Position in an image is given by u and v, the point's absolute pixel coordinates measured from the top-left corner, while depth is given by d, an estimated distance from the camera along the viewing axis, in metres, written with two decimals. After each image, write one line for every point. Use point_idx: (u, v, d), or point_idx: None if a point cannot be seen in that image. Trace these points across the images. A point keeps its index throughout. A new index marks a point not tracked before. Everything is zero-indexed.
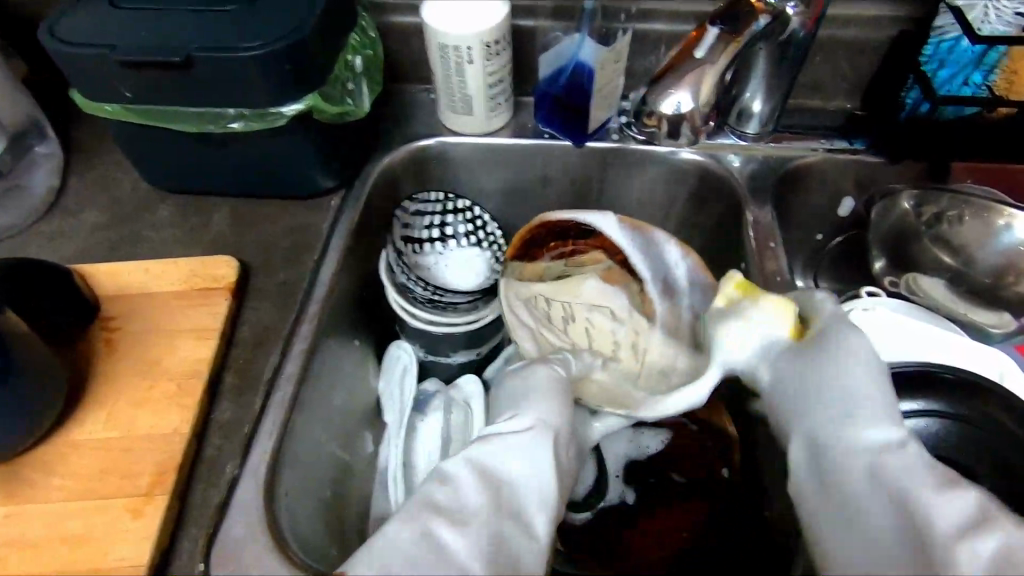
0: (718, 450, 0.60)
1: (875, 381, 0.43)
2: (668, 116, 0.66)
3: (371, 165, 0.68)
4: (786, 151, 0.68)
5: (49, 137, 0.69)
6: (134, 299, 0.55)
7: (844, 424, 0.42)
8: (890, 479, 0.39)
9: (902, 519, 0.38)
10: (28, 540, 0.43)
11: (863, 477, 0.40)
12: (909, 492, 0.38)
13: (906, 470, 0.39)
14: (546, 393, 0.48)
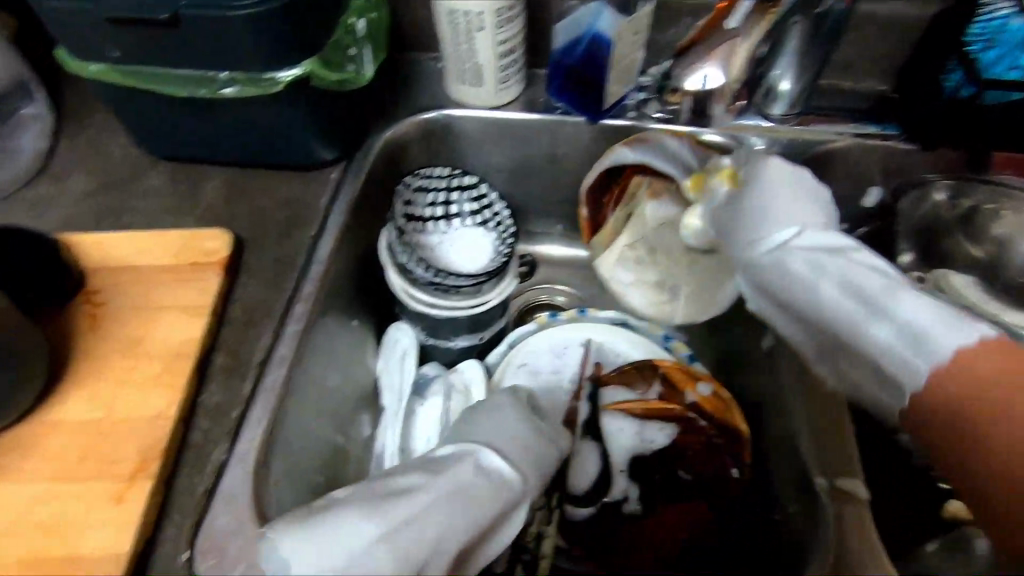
0: (730, 449, 0.57)
1: (786, 230, 0.47)
2: (694, 91, 0.64)
3: (373, 136, 0.65)
4: (812, 135, 0.64)
5: (36, 98, 0.65)
6: (120, 272, 0.53)
7: (777, 272, 0.47)
8: (829, 300, 0.46)
9: (878, 342, 0.43)
10: (4, 524, 0.41)
11: (806, 308, 0.47)
12: (851, 311, 0.45)
13: (845, 292, 0.45)
14: (492, 426, 0.46)
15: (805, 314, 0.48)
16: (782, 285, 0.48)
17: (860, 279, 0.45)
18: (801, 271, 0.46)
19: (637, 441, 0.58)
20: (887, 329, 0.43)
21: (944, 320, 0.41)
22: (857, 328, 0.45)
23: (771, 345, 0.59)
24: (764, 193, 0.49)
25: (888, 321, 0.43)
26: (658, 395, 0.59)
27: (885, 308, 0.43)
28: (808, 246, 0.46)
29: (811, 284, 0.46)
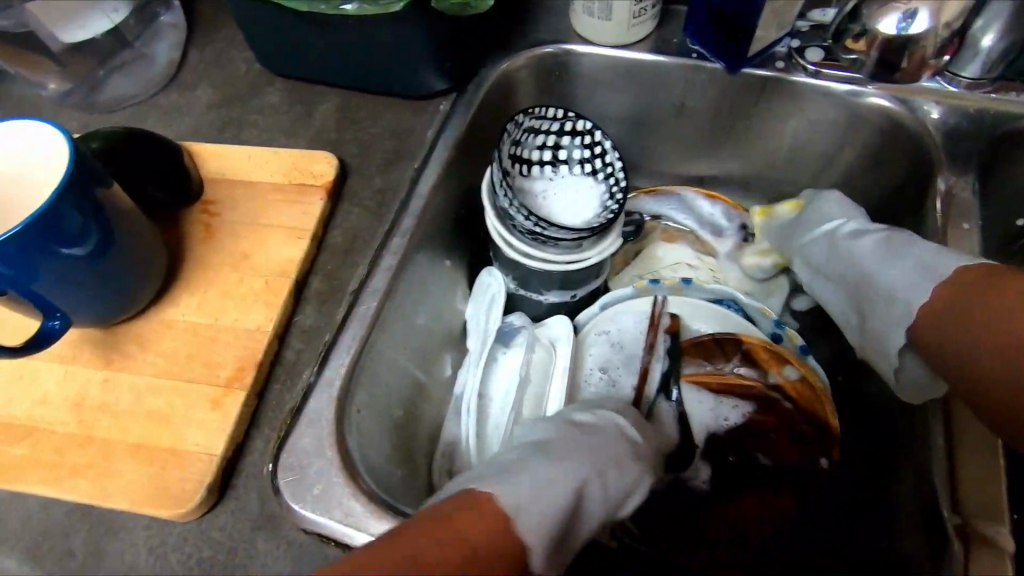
0: (817, 440, 0.53)
1: (834, 222, 0.55)
2: (886, 37, 0.51)
3: (487, 68, 0.61)
4: (1008, 106, 0.53)
5: (174, 7, 0.67)
6: (234, 185, 0.54)
7: (840, 256, 0.53)
8: (880, 267, 0.50)
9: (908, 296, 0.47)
10: (119, 408, 0.44)
11: (867, 293, 0.51)
12: (896, 273, 0.48)
13: (885, 259, 0.49)
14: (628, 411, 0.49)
15: (860, 294, 0.52)
16: (847, 270, 0.53)
17: (895, 252, 0.49)
18: (852, 247, 0.52)
19: (711, 417, 0.55)
20: (913, 275, 0.47)
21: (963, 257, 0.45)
22: (900, 292, 0.48)
23: None
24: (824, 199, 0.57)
25: (914, 270, 0.47)
26: (734, 371, 0.56)
27: (912, 256, 0.47)
28: (854, 235, 0.53)
29: (858, 264, 0.52)
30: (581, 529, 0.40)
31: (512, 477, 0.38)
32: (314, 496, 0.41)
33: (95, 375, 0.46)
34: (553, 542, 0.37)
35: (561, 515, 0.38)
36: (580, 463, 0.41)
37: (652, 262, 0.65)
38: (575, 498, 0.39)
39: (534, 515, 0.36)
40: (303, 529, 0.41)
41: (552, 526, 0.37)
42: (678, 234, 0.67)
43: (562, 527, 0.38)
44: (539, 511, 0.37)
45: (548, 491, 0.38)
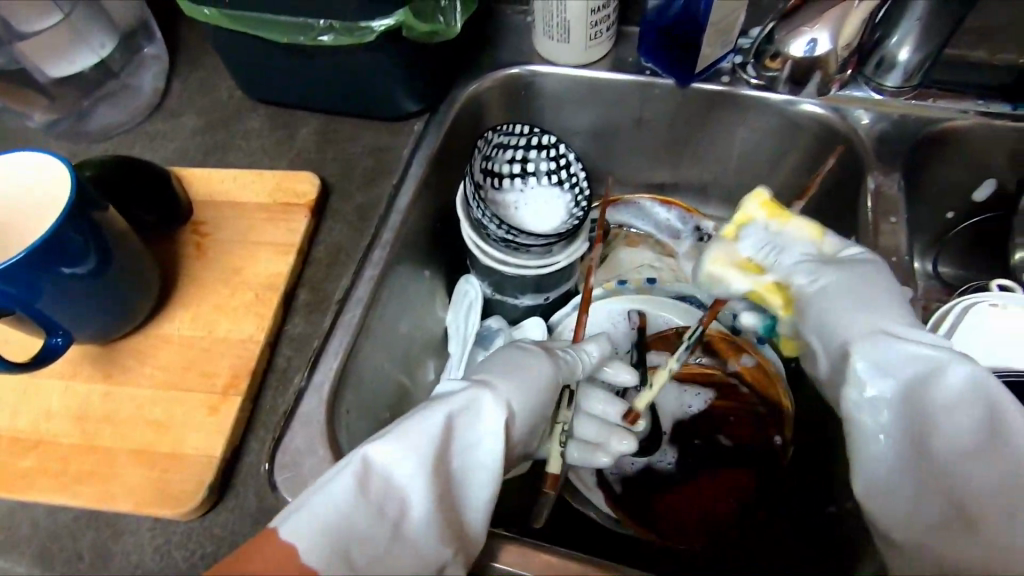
0: (771, 418, 0.57)
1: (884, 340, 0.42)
2: (796, 58, 0.58)
3: (457, 90, 0.65)
4: (928, 111, 0.59)
5: (156, 39, 0.71)
6: (221, 206, 0.57)
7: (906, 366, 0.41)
8: (938, 416, 0.41)
9: (957, 458, 0.41)
10: (120, 417, 0.47)
11: (925, 412, 0.41)
12: (958, 430, 0.41)
13: (971, 408, 0.41)
14: (533, 377, 0.45)
15: (902, 436, 0.42)
16: (899, 387, 0.41)
17: (966, 393, 0.41)
18: (919, 372, 0.41)
19: (677, 405, 0.59)
20: (968, 438, 0.41)
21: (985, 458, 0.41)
22: (960, 436, 0.41)
23: None
24: (871, 299, 0.44)
25: (981, 432, 0.41)
26: (699, 362, 0.59)
27: (997, 427, 0.40)
28: (903, 331, 0.43)
29: (931, 386, 0.41)
30: (403, 504, 0.38)
31: (320, 483, 0.37)
32: None
33: (95, 388, 0.48)
34: (350, 562, 0.36)
35: (343, 507, 0.36)
36: (384, 444, 0.39)
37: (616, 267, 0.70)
38: (371, 479, 0.38)
39: (306, 521, 0.36)
40: None
41: (339, 519, 0.36)
42: (638, 241, 0.72)
43: (358, 514, 0.37)
44: (310, 513, 0.36)
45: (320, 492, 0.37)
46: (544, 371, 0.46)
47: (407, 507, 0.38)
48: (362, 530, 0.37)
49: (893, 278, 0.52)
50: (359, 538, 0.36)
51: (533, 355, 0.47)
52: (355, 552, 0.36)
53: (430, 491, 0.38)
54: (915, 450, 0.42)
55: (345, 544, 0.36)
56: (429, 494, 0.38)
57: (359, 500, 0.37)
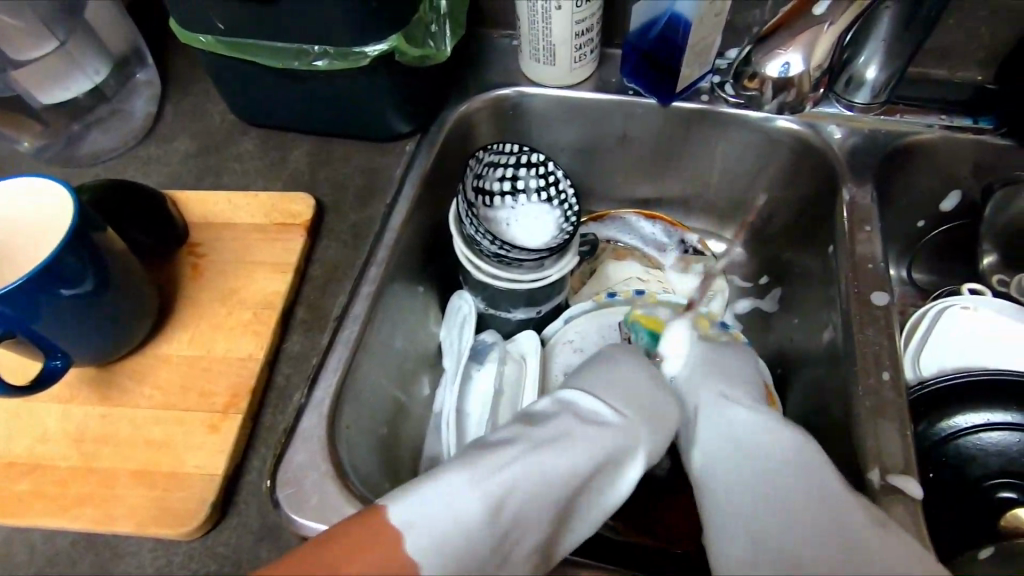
0: None
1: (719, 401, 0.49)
2: (772, 79, 0.60)
3: (447, 110, 0.67)
4: (897, 126, 0.62)
5: (148, 64, 0.72)
6: (217, 227, 0.58)
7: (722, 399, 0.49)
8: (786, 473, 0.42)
9: (782, 511, 0.40)
10: (120, 438, 0.47)
11: (745, 461, 0.44)
12: (789, 476, 0.42)
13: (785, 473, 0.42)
14: (659, 416, 0.47)
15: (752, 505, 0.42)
16: (732, 451, 0.45)
17: (805, 449, 0.44)
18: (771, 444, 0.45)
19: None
20: (820, 483, 0.41)
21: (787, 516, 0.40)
22: (778, 471, 0.43)
23: (829, 339, 0.57)
24: (729, 364, 0.54)
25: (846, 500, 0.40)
26: None
27: (810, 462, 0.43)
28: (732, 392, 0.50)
29: (759, 435, 0.45)
30: (523, 530, 0.40)
31: (445, 484, 0.39)
32: (310, 506, 0.44)
33: (94, 410, 0.49)
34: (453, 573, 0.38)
35: (462, 516, 0.38)
36: (523, 457, 0.41)
37: (605, 280, 0.72)
38: (505, 487, 0.40)
39: (424, 517, 0.38)
40: (302, 537, 0.44)
41: (463, 524, 0.38)
42: (627, 253, 0.73)
43: (480, 523, 0.39)
44: (438, 511, 0.38)
45: (453, 494, 0.39)
46: (666, 408, 0.48)
47: (529, 527, 0.40)
48: (483, 540, 0.38)
49: (870, 284, 0.55)
50: (474, 549, 0.38)
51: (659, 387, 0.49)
52: (466, 561, 0.38)
53: (548, 519, 0.40)
54: (735, 474, 0.44)
55: (464, 546, 0.38)
56: (546, 520, 0.40)
57: (489, 508, 0.39)
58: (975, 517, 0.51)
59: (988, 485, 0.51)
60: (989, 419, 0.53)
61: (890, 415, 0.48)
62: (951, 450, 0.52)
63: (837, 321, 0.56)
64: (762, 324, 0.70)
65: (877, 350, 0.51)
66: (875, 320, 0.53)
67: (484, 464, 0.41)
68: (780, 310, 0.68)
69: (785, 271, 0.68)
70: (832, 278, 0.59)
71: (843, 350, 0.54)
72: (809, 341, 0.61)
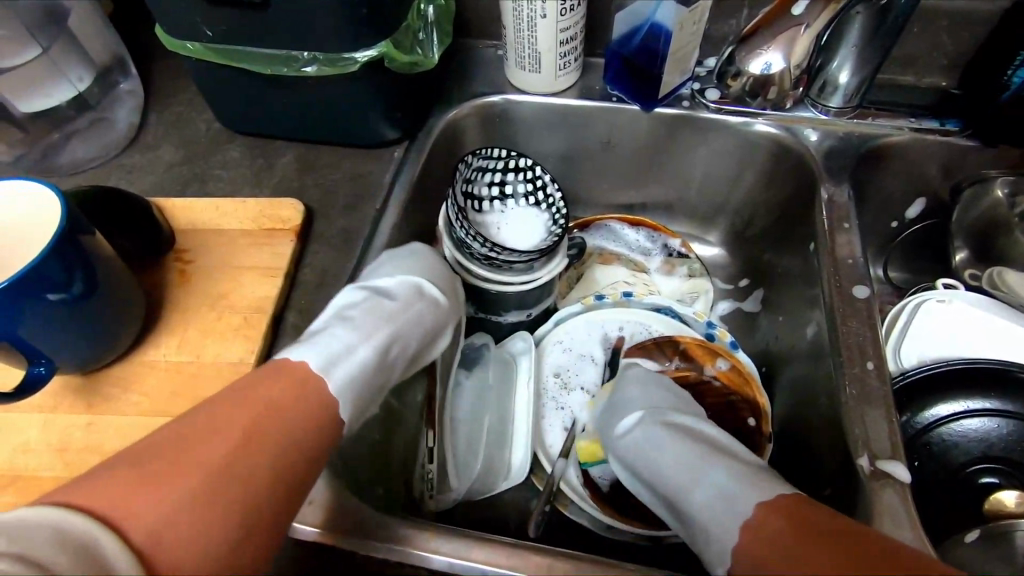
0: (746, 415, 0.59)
1: (631, 417, 0.52)
2: (755, 76, 0.63)
3: (435, 118, 0.68)
4: (869, 128, 0.64)
5: (132, 74, 0.72)
6: (203, 233, 0.58)
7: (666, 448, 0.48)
8: (700, 472, 0.44)
9: (716, 499, 0.42)
10: (108, 447, 0.47)
11: (671, 477, 0.46)
12: (716, 475, 0.43)
13: (669, 444, 0.48)
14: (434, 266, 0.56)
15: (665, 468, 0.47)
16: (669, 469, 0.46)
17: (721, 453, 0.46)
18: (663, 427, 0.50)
19: None
20: (730, 488, 0.42)
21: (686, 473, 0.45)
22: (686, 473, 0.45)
23: (812, 336, 0.59)
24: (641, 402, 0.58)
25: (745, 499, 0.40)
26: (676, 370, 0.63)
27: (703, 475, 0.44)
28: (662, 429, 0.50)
29: (668, 458, 0.47)
30: (388, 374, 0.47)
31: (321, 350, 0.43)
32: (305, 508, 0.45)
33: (79, 419, 0.48)
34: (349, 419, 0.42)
35: (358, 365, 0.44)
36: (359, 317, 0.48)
37: (592, 284, 0.72)
38: (376, 344, 0.47)
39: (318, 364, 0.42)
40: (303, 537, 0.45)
41: (352, 375, 0.43)
42: (613, 257, 0.74)
43: (370, 372, 0.45)
44: (314, 351, 0.43)
45: (337, 351, 0.44)
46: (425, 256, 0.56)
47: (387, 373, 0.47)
48: (370, 379, 0.45)
49: (850, 279, 0.56)
50: (364, 391, 0.44)
51: (419, 250, 0.56)
52: (360, 390, 0.43)
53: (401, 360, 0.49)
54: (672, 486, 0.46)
55: (372, 384, 0.44)
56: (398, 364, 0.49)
57: (373, 353, 0.46)
58: (959, 504, 0.52)
59: (970, 471, 0.53)
60: (969, 406, 0.55)
61: (874, 402, 0.50)
62: (931, 440, 0.54)
63: (819, 318, 0.58)
64: (747, 323, 0.71)
65: (860, 342, 0.53)
66: (857, 312, 0.54)
67: (331, 332, 0.45)
68: (761, 310, 0.70)
69: (768, 270, 0.70)
70: (813, 275, 0.60)
71: (827, 345, 0.55)
72: (792, 337, 0.63)
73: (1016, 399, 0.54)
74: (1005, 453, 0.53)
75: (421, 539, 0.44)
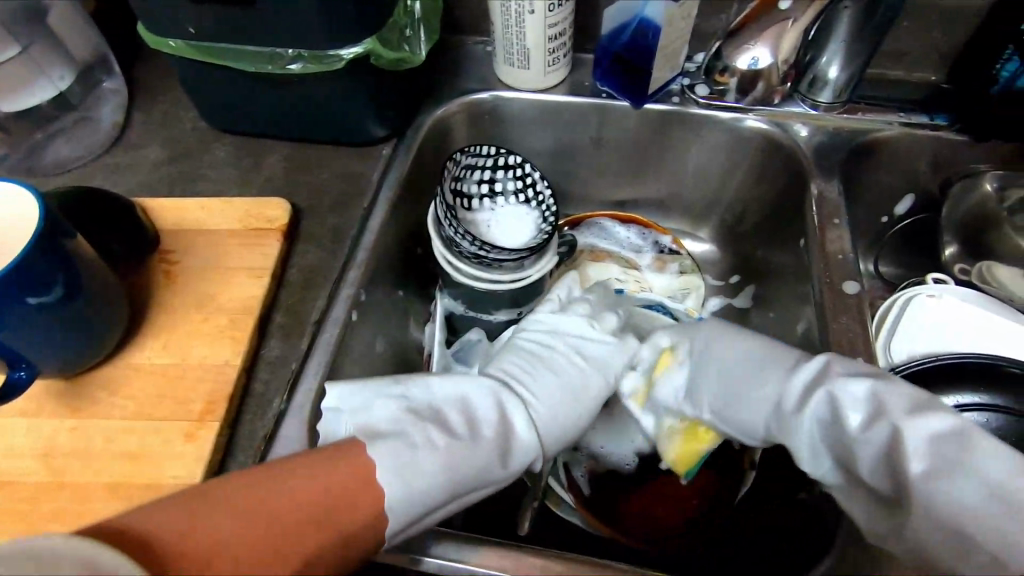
0: None
1: (819, 360, 0.45)
2: (742, 71, 0.64)
3: (424, 115, 0.67)
4: (859, 123, 0.64)
5: (116, 72, 0.71)
6: (189, 234, 0.57)
7: (851, 442, 0.42)
8: (958, 460, 0.39)
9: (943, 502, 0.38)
10: (91, 452, 0.46)
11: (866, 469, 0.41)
12: (987, 460, 0.38)
13: (860, 391, 0.43)
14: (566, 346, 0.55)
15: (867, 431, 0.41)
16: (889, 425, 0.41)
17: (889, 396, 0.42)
18: (838, 394, 0.43)
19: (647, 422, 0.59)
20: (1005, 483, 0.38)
21: (945, 461, 0.39)
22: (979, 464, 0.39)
23: (803, 332, 0.58)
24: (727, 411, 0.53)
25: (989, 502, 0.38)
26: None
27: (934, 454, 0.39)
28: (873, 396, 0.42)
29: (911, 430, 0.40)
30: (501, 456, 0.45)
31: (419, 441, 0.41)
32: None
33: (62, 424, 0.48)
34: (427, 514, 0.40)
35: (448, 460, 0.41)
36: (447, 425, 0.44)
37: (583, 281, 0.71)
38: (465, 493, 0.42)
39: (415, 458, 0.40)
40: None
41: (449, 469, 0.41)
42: (604, 255, 0.73)
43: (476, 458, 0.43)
44: (418, 449, 0.41)
45: (437, 445, 0.42)
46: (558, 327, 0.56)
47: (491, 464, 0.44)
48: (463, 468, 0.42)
49: (841, 275, 0.56)
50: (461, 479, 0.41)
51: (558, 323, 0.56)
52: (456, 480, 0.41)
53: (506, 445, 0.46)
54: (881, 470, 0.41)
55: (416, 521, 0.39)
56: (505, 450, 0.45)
57: (445, 480, 0.41)
58: None
59: None
60: (959, 401, 0.55)
61: None
62: None
63: (810, 314, 0.57)
64: (739, 320, 0.71)
65: (850, 338, 0.53)
66: (847, 308, 0.54)
67: (434, 431, 0.43)
68: (753, 306, 0.70)
69: (760, 267, 0.70)
70: (804, 271, 0.60)
71: (817, 341, 0.55)
72: (784, 333, 0.63)
73: (1007, 393, 0.54)
74: None
75: (427, 545, 0.43)
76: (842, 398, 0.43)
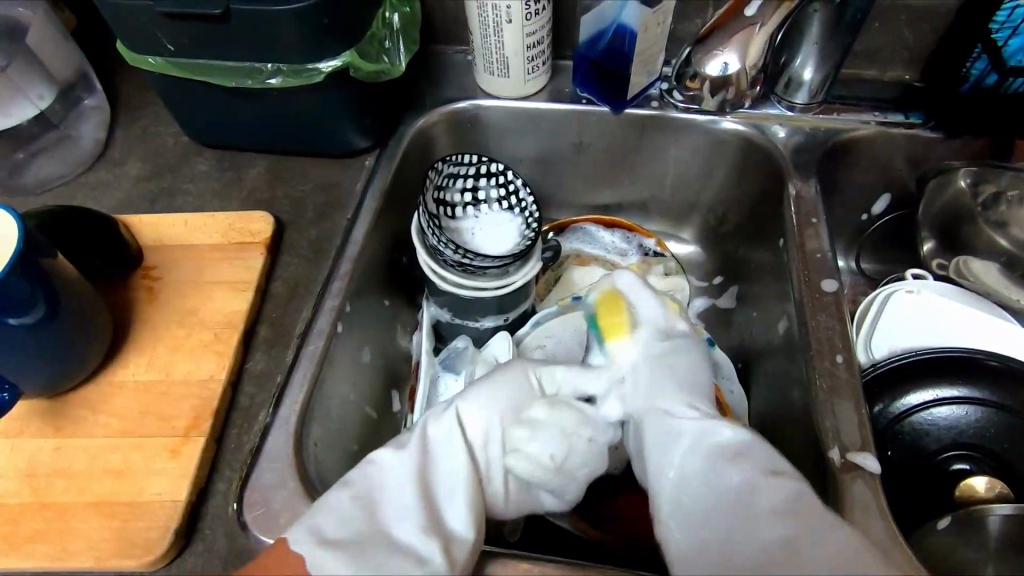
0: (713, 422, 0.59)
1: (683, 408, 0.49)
2: (712, 78, 0.63)
3: (405, 125, 0.68)
4: (835, 123, 0.65)
5: (96, 90, 0.71)
6: (172, 249, 0.57)
7: (736, 501, 0.42)
8: (812, 527, 0.40)
9: (816, 549, 0.39)
10: (74, 470, 0.46)
11: (736, 538, 0.41)
12: (826, 536, 0.40)
13: (735, 464, 0.44)
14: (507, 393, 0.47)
15: (733, 490, 0.43)
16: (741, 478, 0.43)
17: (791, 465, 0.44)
18: (717, 446, 0.45)
19: None
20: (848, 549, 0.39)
21: (798, 519, 0.41)
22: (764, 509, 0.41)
23: (784, 331, 0.59)
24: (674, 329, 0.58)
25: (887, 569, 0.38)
26: None
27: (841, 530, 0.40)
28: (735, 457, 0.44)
29: (762, 492, 0.42)
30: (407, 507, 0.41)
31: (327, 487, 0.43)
32: (279, 525, 0.44)
33: (46, 443, 0.47)
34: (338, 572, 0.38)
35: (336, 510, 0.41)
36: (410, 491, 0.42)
37: (570, 286, 0.72)
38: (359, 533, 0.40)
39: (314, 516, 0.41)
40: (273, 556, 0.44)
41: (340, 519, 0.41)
42: (589, 260, 0.74)
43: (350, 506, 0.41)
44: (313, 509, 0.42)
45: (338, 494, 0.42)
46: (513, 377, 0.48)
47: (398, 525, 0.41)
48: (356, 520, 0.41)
49: (820, 273, 0.57)
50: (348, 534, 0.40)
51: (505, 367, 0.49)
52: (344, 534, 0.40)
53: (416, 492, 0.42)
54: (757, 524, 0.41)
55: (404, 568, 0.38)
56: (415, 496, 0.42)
57: (356, 505, 0.42)
58: (931, 492, 0.53)
59: (942, 459, 0.54)
60: (939, 395, 0.55)
61: (845, 394, 0.50)
62: (902, 430, 0.55)
63: (791, 312, 0.58)
64: (723, 320, 0.72)
65: (830, 334, 0.53)
66: (825, 306, 0.55)
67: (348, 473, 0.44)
68: (736, 306, 0.71)
69: (742, 266, 0.70)
70: (784, 269, 0.61)
71: (798, 339, 0.56)
72: (766, 333, 0.63)
73: (985, 386, 0.55)
74: (975, 439, 0.54)
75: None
76: (735, 468, 0.44)
